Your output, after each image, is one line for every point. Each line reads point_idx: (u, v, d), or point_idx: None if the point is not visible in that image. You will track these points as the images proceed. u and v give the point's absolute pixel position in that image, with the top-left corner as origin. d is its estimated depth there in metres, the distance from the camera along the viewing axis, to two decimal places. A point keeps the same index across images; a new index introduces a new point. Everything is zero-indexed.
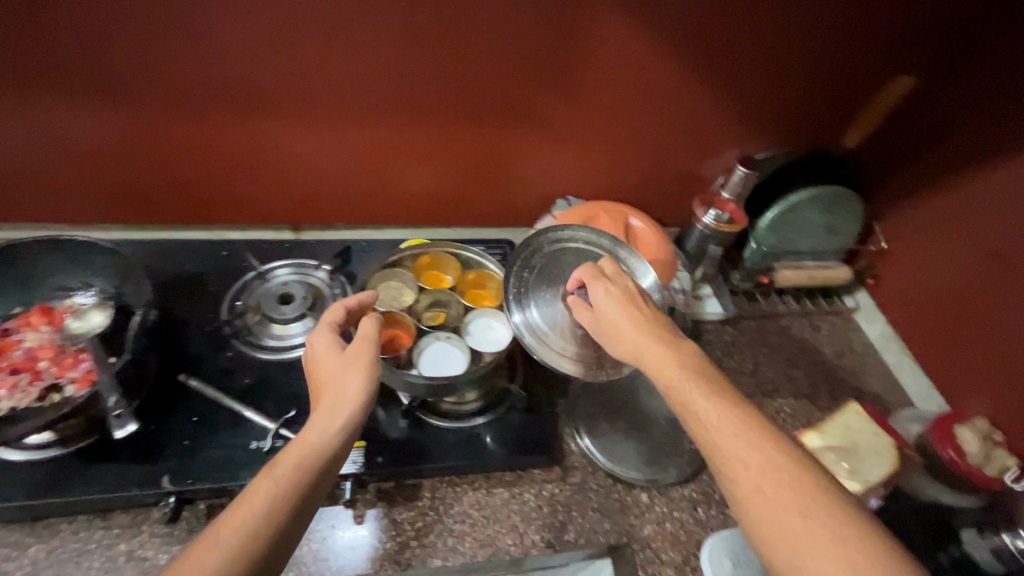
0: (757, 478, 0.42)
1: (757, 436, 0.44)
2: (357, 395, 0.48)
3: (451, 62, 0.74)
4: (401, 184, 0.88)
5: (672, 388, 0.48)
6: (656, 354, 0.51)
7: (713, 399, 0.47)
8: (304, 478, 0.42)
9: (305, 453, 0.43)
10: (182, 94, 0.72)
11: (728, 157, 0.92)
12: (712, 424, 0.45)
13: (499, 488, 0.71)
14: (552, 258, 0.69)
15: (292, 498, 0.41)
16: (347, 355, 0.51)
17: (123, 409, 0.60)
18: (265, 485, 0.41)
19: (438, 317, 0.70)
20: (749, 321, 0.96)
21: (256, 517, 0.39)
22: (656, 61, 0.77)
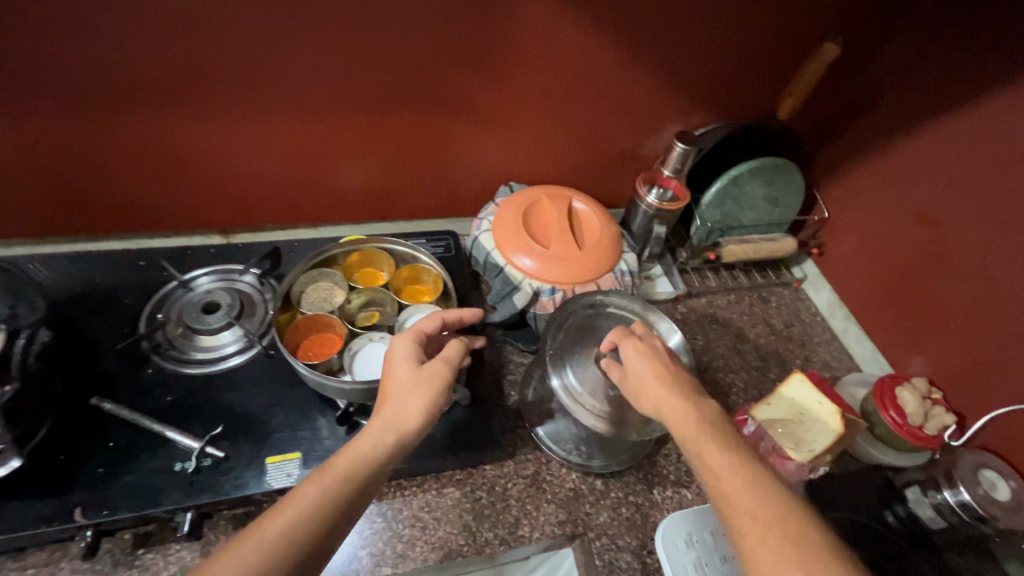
0: (765, 528, 0.40)
1: (765, 486, 0.43)
2: (417, 414, 0.49)
3: (372, 48, 0.69)
4: (332, 179, 0.84)
5: (689, 442, 0.47)
6: (674, 408, 0.50)
7: (726, 451, 0.45)
8: (349, 491, 0.43)
9: (354, 464, 0.45)
10: (70, 96, 0.65)
11: (669, 133, 0.91)
12: (724, 470, 0.44)
13: (450, 488, 0.69)
14: (588, 321, 0.70)
15: (332, 513, 0.41)
16: (421, 373, 0.52)
17: (6, 445, 0.52)
18: (313, 490, 0.42)
19: (372, 317, 0.67)
20: (699, 298, 0.96)
21: (296, 524, 0.40)
22: (587, 39, 0.75)
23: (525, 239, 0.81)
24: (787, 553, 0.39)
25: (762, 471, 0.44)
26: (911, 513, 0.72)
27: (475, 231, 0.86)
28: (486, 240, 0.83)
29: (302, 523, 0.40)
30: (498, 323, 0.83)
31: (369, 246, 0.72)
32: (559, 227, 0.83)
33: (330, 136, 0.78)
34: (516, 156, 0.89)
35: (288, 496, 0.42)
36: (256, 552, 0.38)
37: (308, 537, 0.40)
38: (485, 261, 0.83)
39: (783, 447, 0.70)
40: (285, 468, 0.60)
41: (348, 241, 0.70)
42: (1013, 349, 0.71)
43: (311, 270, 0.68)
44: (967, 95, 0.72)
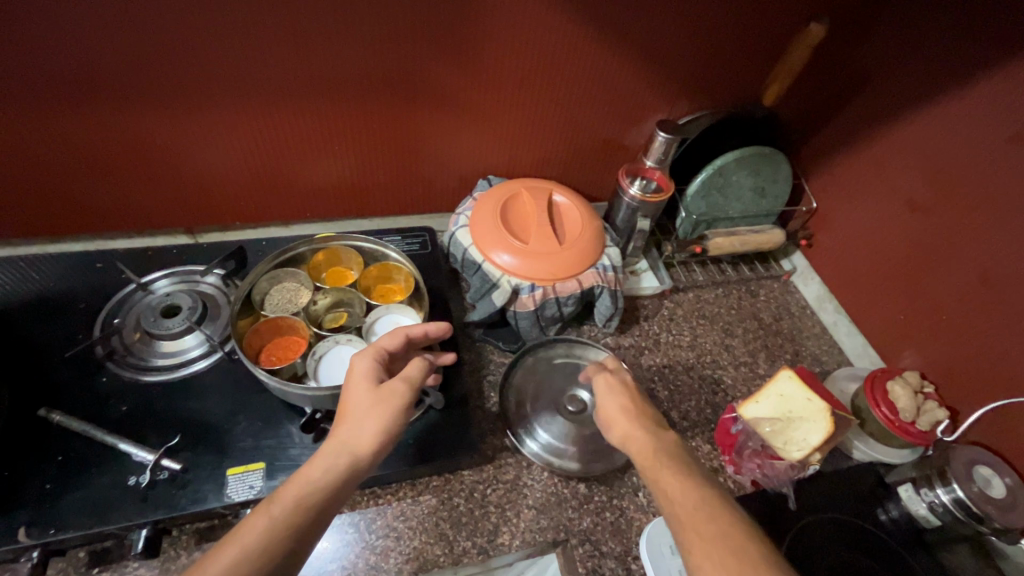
0: (714, 550, 0.39)
1: (721, 512, 0.42)
2: (374, 436, 0.46)
3: (336, 38, 0.66)
4: (302, 175, 0.81)
5: (648, 469, 0.48)
6: (637, 440, 0.51)
7: (685, 479, 0.45)
8: (305, 516, 0.41)
9: (308, 488, 0.42)
10: (12, 92, 0.61)
11: (652, 123, 0.88)
12: (683, 497, 0.44)
13: (426, 495, 0.66)
14: (549, 369, 0.77)
15: (287, 544, 0.39)
16: (379, 394, 0.49)
17: None
18: (260, 521, 0.39)
19: (340, 319, 0.64)
20: (686, 293, 0.94)
21: (247, 555, 0.37)
22: (564, 25, 0.71)
23: (503, 235, 0.77)
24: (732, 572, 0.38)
25: (714, 494, 0.44)
26: (903, 512, 0.69)
27: (452, 227, 0.83)
28: (463, 236, 0.80)
29: (255, 555, 0.38)
30: (477, 322, 0.80)
31: (336, 244, 0.68)
32: (539, 221, 0.79)
33: (298, 130, 0.75)
34: (494, 149, 0.85)
35: (235, 527, 0.39)
36: None
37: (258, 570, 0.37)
38: (463, 258, 0.80)
39: (772, 445, 0.68)
40: (248, 479, 0.57)
41: (314, 239, 0.67)
42: (1008, 342, 0.68)
43: (275, 269, 0.65)
44: (959, 79, 0.69)
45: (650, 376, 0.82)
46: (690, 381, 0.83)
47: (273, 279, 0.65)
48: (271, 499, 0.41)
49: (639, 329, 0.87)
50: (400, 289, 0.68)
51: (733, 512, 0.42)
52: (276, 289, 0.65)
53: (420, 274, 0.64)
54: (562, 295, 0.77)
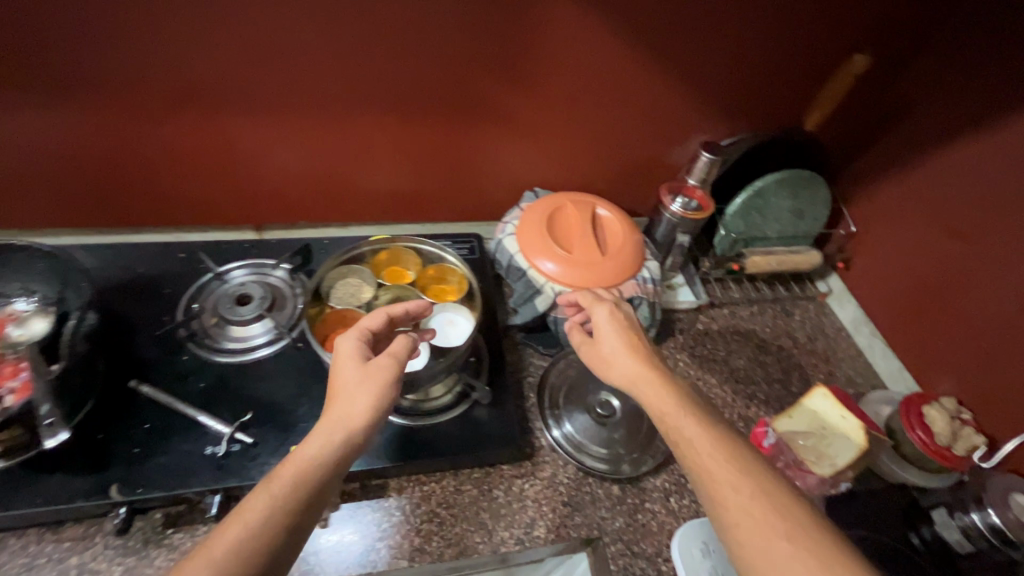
0: (747, 502, 0.43)
1: (740, 453, 0.47)
2: (365, 409, 0.48)
3: (405, 55, 0.72)
4: (362, 180, 0.87)
5: (663, 415, 0.51)
6: (647, 379, 0.54)
7: (702, 422, 0.49)
8: (303, 495, 0.43)
9: (306, 466, 0.44)
10: (123, 97, 0.69)
11: (694, 143, 0.91)
12: (701, 438, 0.48)
13: (468, 485, 0.70)
14: (586, 372, 0.81)
15: (293, 514, 0.42)
16: (366, 371, 0.51)
17: (56, 418, 0.56)
18: (259, 504, 0.41)
19: None
20: (721, 309, 0.96)
21: (255, 533, 0.40)
22: (614, 49, 0.76)
23: (547, 243, 0.82)
24: (755, 510, 0.43)
25: (728, 436, 0.48)
26: (937, 536, 0.70)
27: (499, 235, 0.87)
28: (510, 243, 0.85)
29: (258, 533, 0.40)
30: (519, 326, 0.84)
31: (396, 245, 0.73)
32: (582, 232, 0.84)
33: (362, 138, 0.81)
34: (541, 163, 0.90)
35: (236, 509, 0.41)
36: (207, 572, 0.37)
37: (265, 548, 0.40)
38: (509, 264, 0.85)
39: (804, 460, 0.70)
40: None
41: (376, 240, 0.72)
42: None
43: (341, 266, 0.70)
44: (1000, 111, 0.71)
45: None
46: (723, 394, 0.85)
47: (338, 275, 0.70)
48: (266, 482, 0.43)
49: (674, 341, 0.90)
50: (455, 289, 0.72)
51: (747, 455, 0.47)
52: (340, 284, 0.70)
53: (475, 277, 0.69)
54: None
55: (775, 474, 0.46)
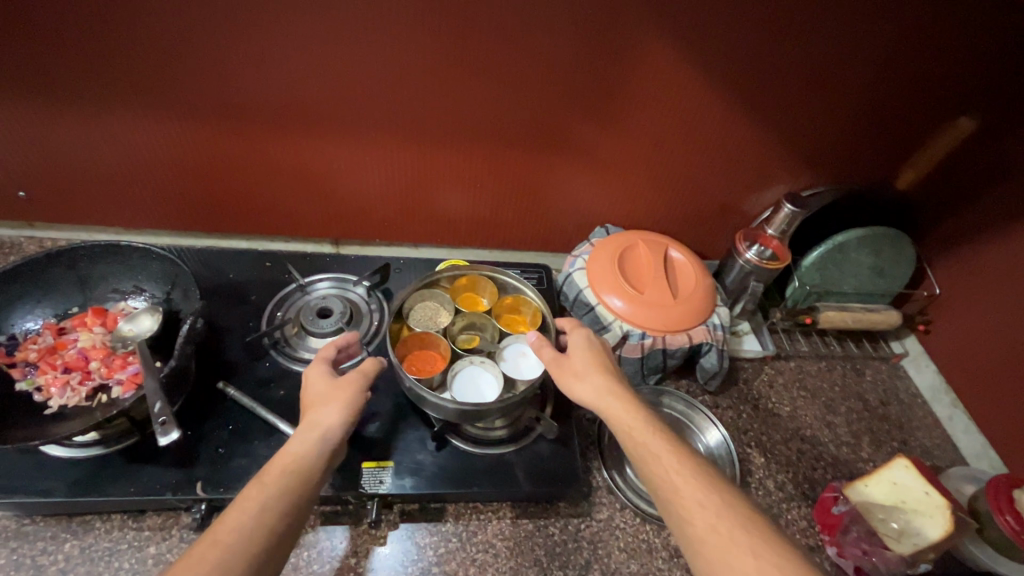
0: (713, 520, 0.45)
1: (705, 475, 0.49)
2: (338, 414, 0.52)
3: (499, 93, 0.74)
4: (440, 205, 0.90)
5: (630, 434, 0.53)
6: (615, 397, 0.56)
7: (667, 445, 0.51)
8: (286, 491, 0.45)
9: (293, 464, 0.47)
10: (235, 116, 0.74)
11: (774, 192, 0.90)
12: (667, 458, 0.50)
13: (524, 519, 0.69)
14: None
15: (282, 505, 0.44)
16: (338, 382, 0.55)
17: (168, 415, 0.56)
18: (249, 499, 0.44)
19: (472, 340, 0.70)
20: (788, 361, 0.93)
21: (246, 530, 0.42)
22: (706, 97, 0.76)
23: (617, 282, 0.82)
24: (720, 529, 0.45)
25: (691, 458, 0.51)
26: None
27: (568, 268, 0.88)
28: (579, 278, 0.86)
29: (246, 529, 0.42)
30: None
31: (475, 271, 0.74)
32: (654, 273, 0.83)
33: (446, 166, 0.83)
34: (616, 200, 0.91)
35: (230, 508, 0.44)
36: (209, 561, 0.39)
37: (252, 542, 0.42)
38: (576, 298, 0.85)
39: (881, 534, 0.66)
40: (379, 474, 0.65)
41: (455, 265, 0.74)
42: None
43: (421, 289, 0.72)
44: None
45: (746, 441, 0.82)
46: (787, 451, 0.82)
47: (417, 298, 0.72)
48: (254, 485, 0.46)
49: (738, 390, 0.88)
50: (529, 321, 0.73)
51: (711, 477, 0.49)
52: (419, 307, 0.72)
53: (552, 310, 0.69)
54: (670, 347, 0.80)
55: (737, 495, 0.48)
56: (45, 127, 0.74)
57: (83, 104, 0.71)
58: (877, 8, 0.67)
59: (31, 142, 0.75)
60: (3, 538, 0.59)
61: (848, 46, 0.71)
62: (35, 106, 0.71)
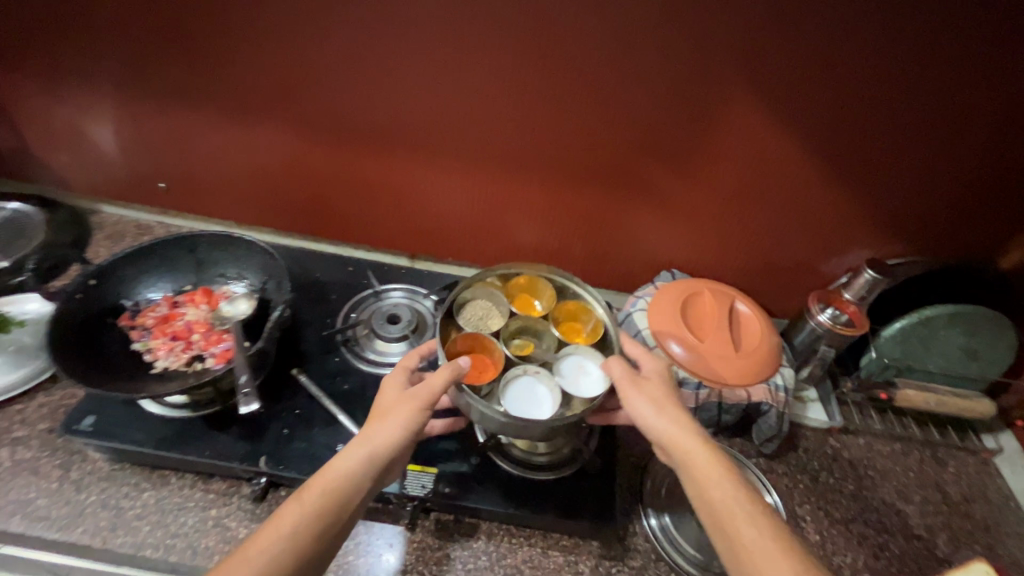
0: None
1: (779, 532, 0.49)
2: (391, 436, 0.54)
3: (581, 131, 0.78)
4: (513, 233, 0.94)
5: (702, 480, 0.53)
6: (687, 436, 0.56)
7: (740, 495, 0.51)
8: (324, 515, 0.49)
9: (334, 483, 0.51)
10: (346, 133, 0.84)
11: (856, 257, 0.86)
12: (739, 509, 0.50)
13: (555, 551, 0.69)
14: None
15: (318, 529, 0.49)
16: (401, 400, 0.57)
17: (250, 388, 0.62)
18: (293, 513, 0.49)
19: (525, 347, 0.73)
20: (857, 437, 0.87)
21: (280, 549, 0.47)
22: (788, 155, 0.76)
23: (678, 329, 0.81)
24: None
25: (763, 511, 0.51)
26: None
27: (628, 307, 0.88)
28: (639, 318, 0.85)
29: (277, 550, 0.47)
30: None
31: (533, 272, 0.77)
32: (717, 323, 0.82)
33: (523, 197, 0.88)
34: (685, 247, 0.91)
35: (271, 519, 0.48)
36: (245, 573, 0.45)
37: (281, 563, 0.46)
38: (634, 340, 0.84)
39: None
40: (422, 479, 0.66)
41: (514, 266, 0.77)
42: None
43: (475, 287, 0.74)
44: None
45: (801, 513, 0.77)
46: (847, 533, 0.76)
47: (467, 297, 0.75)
48: (294, 502, 0.49)
49: (796, 459, 0.83)
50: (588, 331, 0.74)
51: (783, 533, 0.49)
52: (472, 304, 0.74)
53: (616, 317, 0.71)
54: (726, 403, 0.78)
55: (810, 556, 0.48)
56: (192, 129, 0.87)
57: (226, 112, 0.84)
58: (993, 80, 0.65)
59: (178, 140, 0.89)
60: (96, 478, 0.68)
61: (947, 114, 0.69)
62: (189, 111, 0.85)
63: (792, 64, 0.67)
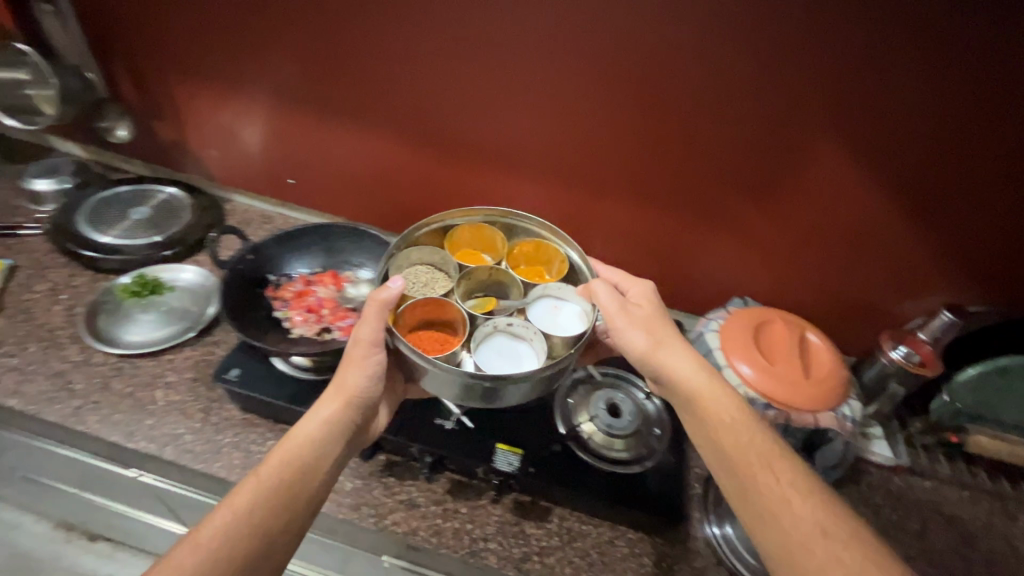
0: (758, 465, 0.59)
1: (755, 432, 0.62)
2: (338, 404, 0.63)
3: (670, 160, 0.86)
4: (594, 251, 1.02)
5: (689, 391, 0.66)
6: (675, 357, 0.68)
7: (721, 403, 0.65)
8: (279, 484, 0.57)
9: (289, 455, 0.59)
10: (459, 148, 0.95)
11: (932, 302, 0.88)
12: (721, 414, 0.64)
13: (621, 542, 0.75)
14: None
15: (274, 495, 0.56)
16: (349, 372, 0.65)
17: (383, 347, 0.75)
18: (248, 489, 0.56)
19: (485, 301, 0.76)
20: (921, 480, 0.89)
21: (242, 520, 0.53)
22: (865, 198, 0.81)
23: (749, 349, 0.86)
24: (765, 472, 0.58)
25: (740, 413, 0.64)
26: None
27: (701, 328, 0.93)
28: (711, 338, 0.90)
29: (240, 521, 0.53)
30: None
31: (471, 222, 0.79)
32: (789, 352, 0.86)
33: (608, 217, 0.96)
34: (760, 278, 0.96)
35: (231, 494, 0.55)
36: (210, 541, 0.52)
37: (235, 533, 0.53)
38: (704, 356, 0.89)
39: None
40: (509, 457, 0.75)
41: (447, 220, 0.78)
42: None
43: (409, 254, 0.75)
44: None
45: None
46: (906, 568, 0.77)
47: (407, 261, 0.75)
48: (247, 482, 0.56)
49: (856, 491, 0.86)
50: (552, 268, 0.79)
51: (756, 430, 0.62)
52: (415, 270, 0.76)
53: (580, 248, 0.76)
54: (793, 425, 0.81)
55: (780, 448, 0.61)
56: (327, 135, 1.01)
57: (359, 123, 0.97)
58: None
59: (312, 144, 1.03)
60: (230, 424, 0.79)
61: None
62: (327, 120, 0.98)
63: (869, 113, 0.74)
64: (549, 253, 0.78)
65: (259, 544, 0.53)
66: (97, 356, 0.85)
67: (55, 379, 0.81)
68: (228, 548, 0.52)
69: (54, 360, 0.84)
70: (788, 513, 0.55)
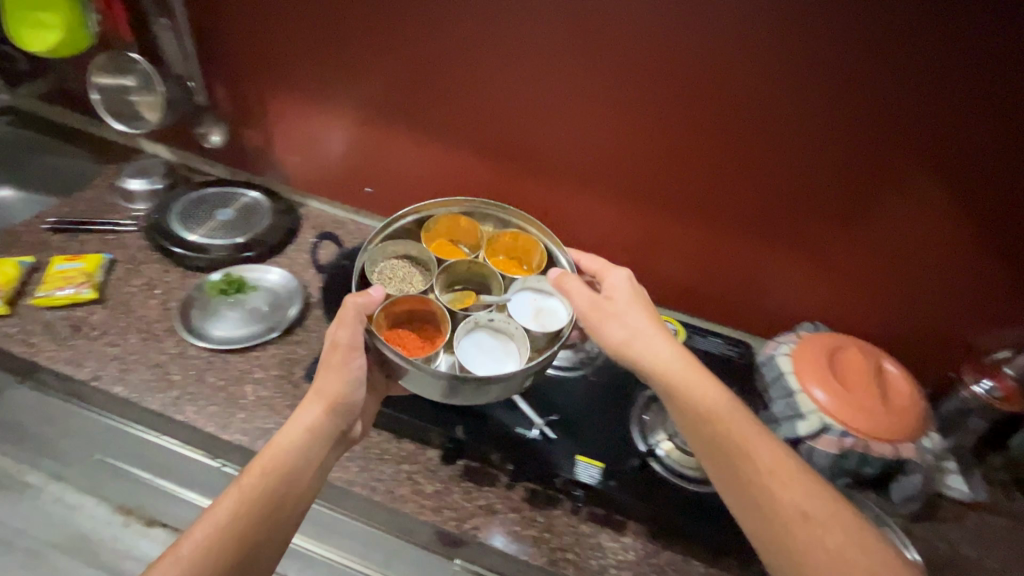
0: (728, 444, 0.64)
1: (729, 414, 0.66)
2: (317, 412, 0.66)
3: (745, 181, 0.87)
4: (662, 269, 1.03)
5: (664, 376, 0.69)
6: (649, 344, 0.70)
7: (694, 387, 0.68)
8: (260, 492, 0.61)
9: (270, 463, 0.62)
10: (536, 164, 0.98)
11: (1015, 334, 0.87)
12: (694, 397, 0.67)
13: (696, 561, 0.75)
14: None
15: (255, 503, 0.60)
16: (329, 378, 0.68)
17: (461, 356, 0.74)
18: (230, 497, 0.60)
19: (465, 296, 0.80)
20: (999, 517, 0.87)
21: (226, 528, 0.58)
22: (944, 225, 0.81)
23: (823, 376, 0.85)
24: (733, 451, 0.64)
25: (712, 395, 0.67)
26: None
27: (771, 350, 0.93)
28: (783, 361, 0.89)
29: (224, 529, 0.58)
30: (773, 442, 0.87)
31: (448, 213, 0.85)
32: (867, 380, 0.84)
33: (679, 236, 0.97)
34: (831, 302, 0.96)
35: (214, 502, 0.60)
36: (195, 547, 0.56)
37: (219, 541, 0.57)
38: (775, 380, 0.89)
39: None
40: (590, 469, 0.76)
41: (424, 212, 0.84)
42: None
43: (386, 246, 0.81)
44: None
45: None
46: None
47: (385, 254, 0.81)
48: (230, 492, 0.60)
49: (930, 524, 0.85)
50: (531, 260, 0.84)
51: (727, 410, 0.66)
52: (393, 264, 0.81)
53: (556, 239, 0.81)
54: (872, 454, 0.80)
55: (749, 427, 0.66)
56: (407, 147, 1.04)
57: (440, 137, 1.00)
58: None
59: (392, 155, 1.07)
60: None
61: None
62: (410, 132, 1.02)
63: (951, 140, 0.74)
64: (526, 245, 0.83)
65: (242, 549, 0.58)
66: (190, 350, 0.90)
67: (155, 370, 0.86)
68: (214, 553, 0.57)
69: (153, 351, 0.89)
70: (756, 487, 0.61)
